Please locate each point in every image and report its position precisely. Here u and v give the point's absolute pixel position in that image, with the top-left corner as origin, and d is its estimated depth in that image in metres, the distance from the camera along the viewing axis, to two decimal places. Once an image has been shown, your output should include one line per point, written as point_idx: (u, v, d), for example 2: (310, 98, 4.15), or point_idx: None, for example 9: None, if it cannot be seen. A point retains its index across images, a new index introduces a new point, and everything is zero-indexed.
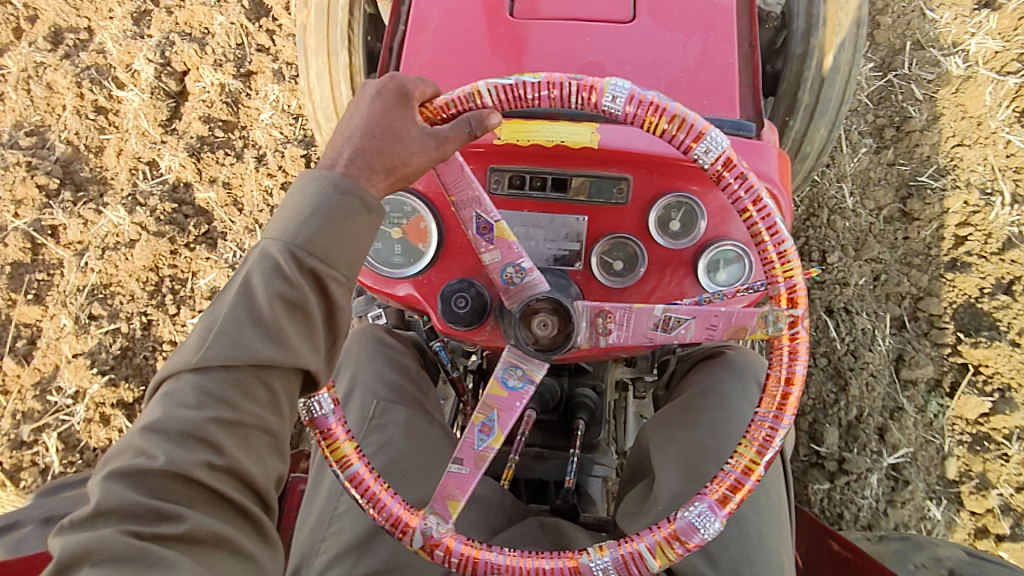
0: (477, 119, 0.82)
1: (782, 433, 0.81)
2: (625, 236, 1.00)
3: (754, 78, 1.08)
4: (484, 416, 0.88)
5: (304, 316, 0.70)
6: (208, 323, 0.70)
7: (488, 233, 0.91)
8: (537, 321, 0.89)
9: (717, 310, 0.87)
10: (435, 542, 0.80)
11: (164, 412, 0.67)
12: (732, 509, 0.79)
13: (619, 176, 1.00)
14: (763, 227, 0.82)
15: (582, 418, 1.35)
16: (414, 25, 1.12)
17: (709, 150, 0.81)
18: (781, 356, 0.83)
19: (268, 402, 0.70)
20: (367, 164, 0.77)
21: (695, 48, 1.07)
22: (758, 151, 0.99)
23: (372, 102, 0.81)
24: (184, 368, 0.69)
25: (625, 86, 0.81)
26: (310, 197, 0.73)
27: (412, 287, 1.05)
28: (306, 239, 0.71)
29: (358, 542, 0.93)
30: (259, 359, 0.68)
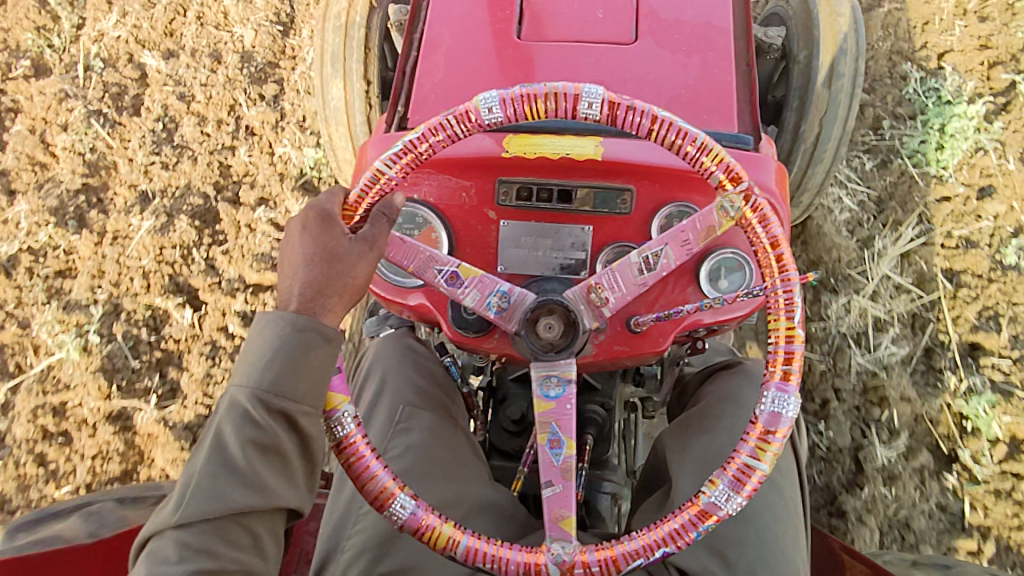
0: (388, 208, 0.88)
1: (798, 290, 0.84)
2: (629, 244, 1.04)
3: (753, 96, 1.12)
4: (546, 433, 0.90)
5: (276, 456, 0.78)
6: (183, 485, 0.78)
7: (456, 281, 0.95)
8: (542, 324, 0.91)
9: (681, 227, 0.92)
10: (570, 564, 0.82)
11: (148, 570, 0.74)
12: (798, 380, 0.83)
13: (623, 187, 1.04)
14: (672, 136, 0.85)
15: (590, 433, 1.46)
16: (427, 48, 1.18)
17: (588, 106, 0.84)
18: (755, 228, 0.86)
19: (247, 546, 0.77)
20: (316, 289, 0.81)
21: (695, 68, 1.12)
22: (757, 163, 1.03)
23: (301, 234, 0.84)
24: (166, 525, 0.76)
25: (494, 94, 0.86)
26: (270, 343, 0.79)
27: (423, 296, 1.09)
28: (270, 383, 0.79)
29: (378, 543, 0.98)
30: (237, 508, 0.76)
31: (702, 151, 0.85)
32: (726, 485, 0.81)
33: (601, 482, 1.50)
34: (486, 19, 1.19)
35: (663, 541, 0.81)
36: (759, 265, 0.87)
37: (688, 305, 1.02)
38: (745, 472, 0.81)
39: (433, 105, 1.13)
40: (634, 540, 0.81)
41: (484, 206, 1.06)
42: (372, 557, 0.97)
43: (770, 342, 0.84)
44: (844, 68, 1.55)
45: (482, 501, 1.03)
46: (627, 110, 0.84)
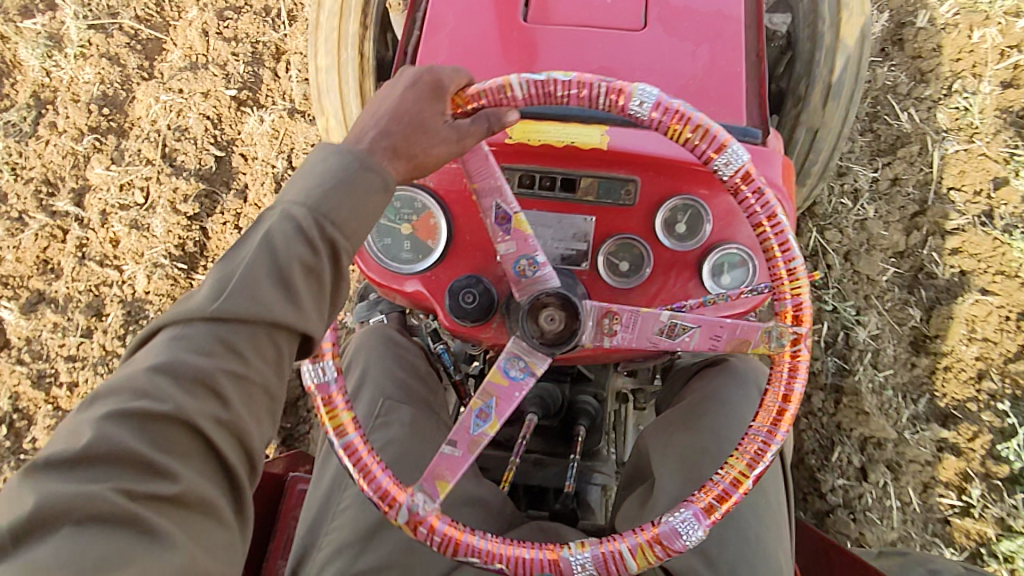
0: (495, 117, 0.87)
1: (774, 448, 0.82)
2: (632, 237, 1.02)
3: (761, 89, 1.10)
4: (483, 402, 0.89)
5: (321, 282, 0.69)
6: (223, 275, 0.67)
7: (506, 223, 0.92)
8: (544, 315, 0.89)
9: (723, 321, 0.87)
10: (420, 520, 0.81)
11: (171, 355, 0.63)
12: (716, 517, 0.81)
13: (628, 178, 1.02)
14: (775, 242, 0.83)
15: (582, 424, 1.45)
16: (430, 28, 1.15)
17: (723, 166, 0.83)
18: (781, 372, 0.84)
19: (270, 362, 0.66)
20: (391, 144, 0.77)
21: (703, 57, 1.09)
22: (766, 158, 1.01)
23: (407, 89, 0.82)
24: (198, 314, 0.65)
25: (653, 92, 0.83)
26: (337, 168, 0.72)
27: (420, 283, 1.07)
28: (334, 204, 0.69)
29: (359, 538, 0.96)
30: (274, 318, 0.65)
31: (787, 276, 0.83)
32: (591, 556, 0.79)
33: (592, 473, 1.49)
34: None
35: (508, 558, 0.79)
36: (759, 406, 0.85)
37: (690, 301, 1.01)
38: (614, 557, 0.79)
39: None
40: (487, 540, 0.80)
41: None
42: (352, 553, 0.95)
43: (718, 474, 0.83)
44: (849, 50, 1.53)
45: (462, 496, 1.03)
46: (753, 192, 0.83)
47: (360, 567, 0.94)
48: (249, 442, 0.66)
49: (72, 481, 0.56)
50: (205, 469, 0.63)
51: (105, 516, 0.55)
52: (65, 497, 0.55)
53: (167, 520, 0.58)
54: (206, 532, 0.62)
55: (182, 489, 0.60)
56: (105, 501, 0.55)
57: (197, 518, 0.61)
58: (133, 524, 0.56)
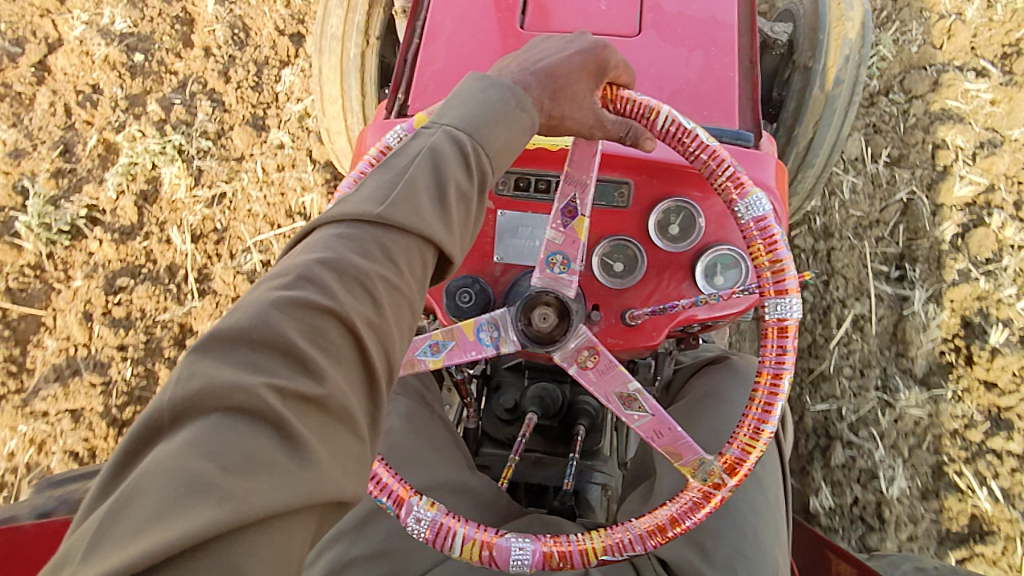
0: (635, 133, 0.90)
1: (632, 552, 0.84)
2: (626, 239, 1.04)
3: (754, 92, 1.12)
4: (442, 338, 0.95)
5: (467, 208, 0.67)
6: (384, 184, 0.65)
7: (568, 218, 0.94)
8: (538, 312, 0.92)
9: (674, 427, 0.90)
10: None
11: (335, 252, 0.59)
12: (546, 565, 0.83)
13: (621, 180, 1.04)
14: (764, 394, 0.85)
15: (583, 423, 1.46)
16: (429, 35, 1.17)
17: (774, 308, 0.86)
18: (689, 499, 0.85)
19: (419, 278, 0.63)
20: (540, 101, 0.81)
21: (697, 62, 1.11)
22: (757, 161, 1.03)
23: (573, 54, 0.85)
24: (365, 216, 0.62)
25: (762, 208, 0.87)
26: (495, 100, 0.73)
27: None
28: (488, 136, 0.70)
29: (355, 524, 1.01)
30: (431, 234, 0.63)
31: (752, 431, 0.85)
32: (431, 520, 0.83)
33: (591, 472, 1.50)
34: (490, 5, 1.18)
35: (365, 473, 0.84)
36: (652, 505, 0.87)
37: (683, 301, 1.03)
38: (446, 532, 0.82)
39: (433, 90, 1.13)
40: None
41: None
42: (349, 538, 1.00)
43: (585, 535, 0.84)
44: (847, 53, 1.54)
45: (458, 485, 1.04)
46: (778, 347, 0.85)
47: (357, 552, 0.97)
48: (392, 358, 0.60)
49: (229, 367, 0.51)
50: (351, 379, 0.56)
51: (257, 411, 0.49)
52: (223, 383, 0.49)
53: (312, 426, 0.52)
54: (344, 447, 0.54)
55: (328, 394, 0.53)
56: (256, 396, 0.49)
57: (340, 432, 0.54)
58: (278, 427, 0.50)
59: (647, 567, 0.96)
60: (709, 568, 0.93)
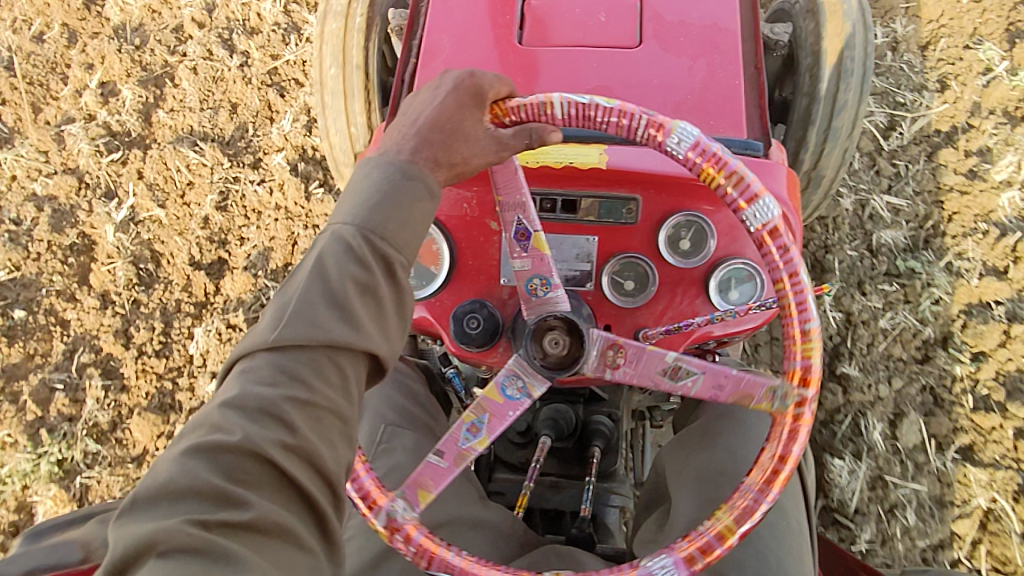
0: (537, 133, 0.88)
1: (765, 507, 0.77)
2: (635, 256, 1.01)
3: (761, 99, 1.09)
4: (474, 416, 0.89)
5: (376, 299, 0.68)
6: (281, 303, 0.68)
7: (525, 240, 0.93)
8: (549, 338, 0.89)
9: (728, 370, 0.83)
10: (397, 527, 0.81)
11: (240, 388, 0.64)
12: (698, 568, 0.77)
13: (629, 197, 1.01)
14: (792, 300, 0.79)
15: (597, 444, 1.42)
16: (426, 55, 1.15)
17: (753, 217, 0.79)
18: (782, 433, 0.79)
19: (337, 384, 0.66)
20: (432, 155, 0.77)
21: (701, 72, 1.09)
22: (768, 171, 1.00)
23: (446, 96, 0.82)
24: (261, 345, 0.66)
25: (692, 132, 0.82)
26: (380, 182, 0.72)
27: (424, 309, 1.06)
28: (377, 222, 0.70)
29: (369, 566, 0.96)
30: (330, 339, 0.65)
31: (800, 337, 0.78)
32: None
33: (608, 495, 1.47)
34: (486, 22, 1.16)
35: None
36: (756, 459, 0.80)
37: (697, 319, 0.99)
38: None
39: None
40: (458, 557, 0.80)
41: (487, 217, 1.03)
42: None
43: (702, 523, 0.79)
44: (852, 57, 1.52)
45: (474, 519, 1.05)
46: (778, 247, 0.79)
47: None
48: (323, 466, 0.64)
49: (151, 521, 0.56)
50: (280, 496, 0.61)
51: (183, 550, 0.54)
52: (142, 536, 0.55)
53: (245, 549, 0.57)
54: (287, 559, 0.59)
55: (253, 516, 0.58)
56: (179, 535, 0.55)
57: (279, 547, 0.59)
58: (207, 555, 0.55)
59: None
60: None
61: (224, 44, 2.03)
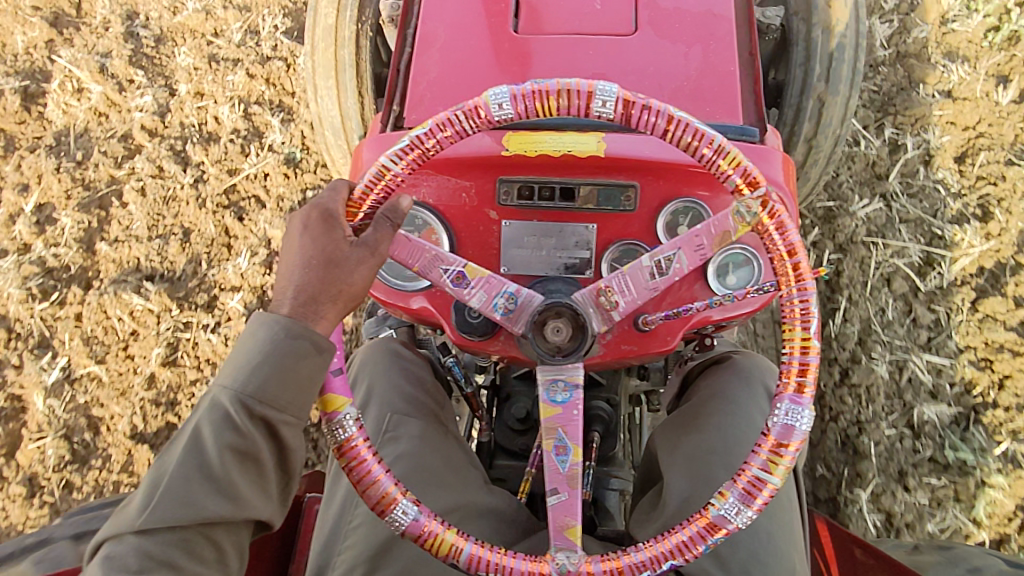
0: (392, 211, 0.84)
1: (813, 299, 0.83)
2: (634, 243, 1.02)
3: (756, 86, 1.09)
4: (553, 439, 0.90)
5: (253, 467, 0.78)
6: (156, 482, 0.77)
7: (464, 280, 0.92)
8: (549, 327, 0.89)
9: (695, 231, 0.89)
10: (573, 570, 0.81)
11: (107, 573, 0.73)
12: (811, 392, 0.82)
13: (627, 184, 1.01)
14: (689, 138, 0.83)
15: (597, 430, 1.45)
16: (421, 44, 1.15)
17: (604, 105, 0.82)
18: (772, 235, 0.85)
19: (211, 555, 0.78)
20: (309, 293, 0.79)
21: (696, 58, 1.09)
22: (765, 156, 1.00)
23: (302, 235, 0.82)
24: (129, 528, 0.76)
25: (503, 90, 0.83)
26: (255, 350, 0.78)
27: (426, 299, 1.06)
28: (252, 393, 0.77)
29: (372, 554, 0.97)
30: (206, 514, 0.75)
31: (718, 154, 0.84)
32: (737, 497, 0.80)
33: (608, 479, 1.49)
34: (481, 10, 1.16)
35: (670, 547, 0.81)
36: (775, 273, 0.86)
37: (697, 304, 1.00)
38: (757, 485, 0.80)
39: (429, 100, 1.10)
40: (641, 551, 0.81)
41: (485, 207, 1.04)
42: (369, 567, 0.97)
43: (785, 352, 0.83)
44: (840, 41, 1.54)
45: (479, 506, 1.06)
46: (641, 108, 0.82)
47: None
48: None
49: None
50: None
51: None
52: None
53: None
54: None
55: None
56: None
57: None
58: None
59: None
60: None
61: (177, 158, 1.94)
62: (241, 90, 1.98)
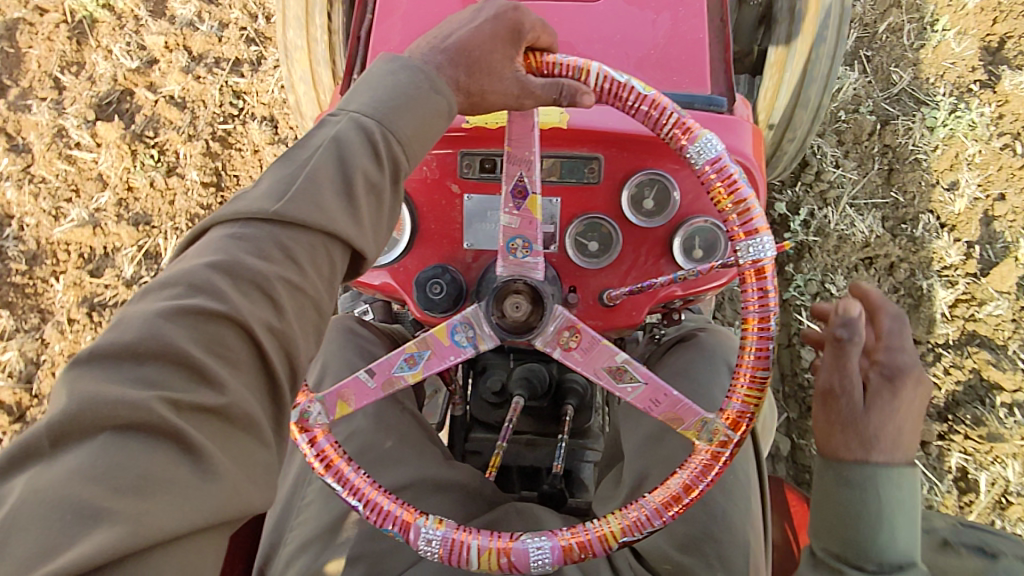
0: (569, 90, 0.86)
1: (651, 526, 0.80)
2: (598, 217, 1.00)
3: (726, 53, 1.06)
4: (417, 349, 0.89)
5: (376, 198, 0.73)
6: (284, 178, 0.70)
7: (520, 198, 0.90)
8: (511, 303, 0.89)
9: (669, 390, 0.85)
10: (306, 427, 0.86)
11: (230, 255, 0.65)
12: (571, 558, 0.79)
13: (590, 156, 0.99)
14: (753, 344, 0.80)
15: (571, 403, 1.43)
16: (382, 11, 1.10)
17: (749, 251, 0.79)
18: (697, 464, 0.81)
19: (325, 276, 0.69)
20: (455, 78, 0.81)
21: (664, 26, 1.05)
22: (731, 128, 0.98)
23: (489, 21, 0.84)
24: (261, 216, 0.67)
25: (716, 147, 0.81)
26: (400, 84, 0.76)
27: (388, 274, 1.05)
28: (393, 121, 0.74)
29: (323, 531, 0.96)
30: (336, 227, 0.68)
31: (746, 381, 0.80)
32: (441, 538, 0.79)
33: (583, 451, 1.51)
34: None
35: (366, 501, 0.82)
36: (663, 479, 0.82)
37: (661, 279, 0.99)
38: (459, 550, 0.78)
39: None
40: (355, 477, 0.83)
41: (447, 179, 1.01)
42: (317, 547, 0.95)
43: (594, 520, 0.80)
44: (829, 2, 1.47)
45: (436, 483, 1.03)
46: (758, 289, 0.79)
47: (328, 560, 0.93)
48: (296, 358, 0.66)
49: (118, 384, 0.56)
50: (250, 386, 0.62)
51: (151, 428, 0.55)
52: (105, 402, 0.54)
53: (212, 439, 0.58)
54: (249, 452, 0.61)
55: (228, 402, 0.59)
56: (148, 408, 0.55)
57: (241, 439, 0.60)
58: (174, 438, 0.55)
59: (621, 552, 0.94)
60: (682, 555, 0.93)
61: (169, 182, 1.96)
62: (173, 238, 1.91)
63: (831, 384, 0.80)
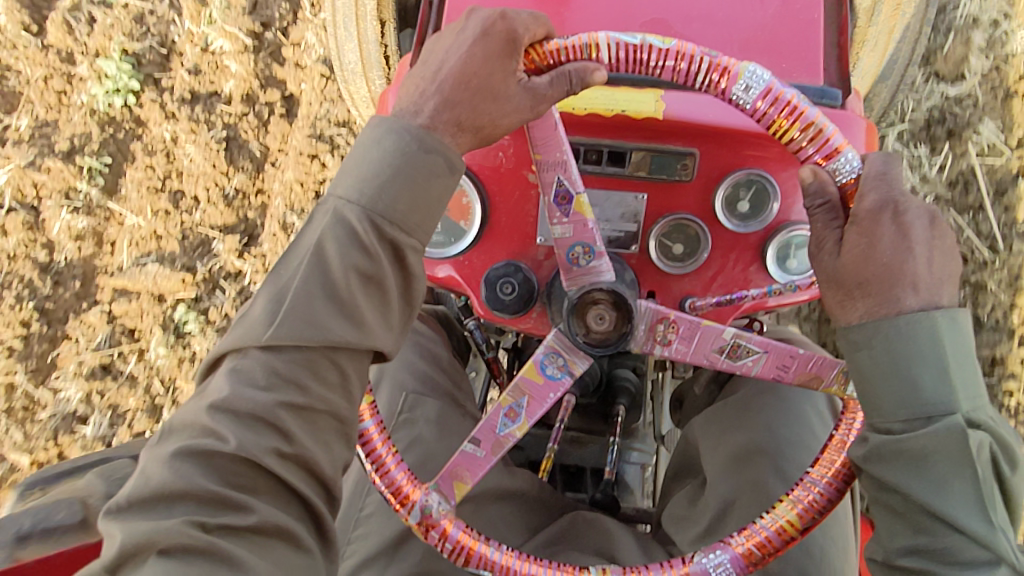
0: (578, 75, 0.74)
1: (830, 504, 0.74)
2: (687, 217, 0.91)
3: (841, 36, 0.96)
4: (513, 399, 0.86)
5: (380, 290, 0.68)
6: (275, 296, 0.67)
7: (566, 204, 0.83)
8: (593, 313, 0.81)
9: (795, 351, 0.81)
10: (432, 523, 0.79)
11: (232, 390, 0.65)
12: (755, 565, 0.75)
13: (685, 151, 0.89)
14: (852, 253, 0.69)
15: (623, 402, 1.34)
16: None
17: (841, 170, 0.69)
18: (849, 422, 0.77)
19: (335, 382, 0.67)
20: (456, 118, 0.73)
21: (774, 3, 0.94)
22: (846, 124, 0.87)
23: (474, 45, 0.74)
24: (253, 344, 0.66)
25: (763, 76, 0.71)
26: (390, 157, 0.69)
27: (452, 268, 0.97)
28: (386, 206, 0.68)
29: (387, 548, 0.90)
30: (331, 339, 0.66)
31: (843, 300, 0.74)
32: None
33: (628, 452, 1.44)
34: None
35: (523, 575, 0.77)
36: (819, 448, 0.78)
37: (753, 292, 0.91)
38: None
39: None
40: (500, 553, 0.78)
41: (523, 169, 0.92)
42: (382, 564, 0.89)
43: (763, 517, 0.76)
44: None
45: (497, 493, 1.01)
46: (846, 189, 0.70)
47: None
48: (321, 472, 0.67)
49: (150, 519, 0.61)
50: (278, 499, 0.65)
51: (185, 550, 0.59)
52: (141, 537, 0.59)
53: (247, 551, 0.62)
54: (286, 559, 0.64)
55: (257, 520, 0.63)
56: (177, 534, 0.59)
57: (278, 547, 0.64)
58: (211, 554, 0.60)
59: None
60: None
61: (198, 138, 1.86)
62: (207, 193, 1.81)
63: (817, 236, 0.71)
